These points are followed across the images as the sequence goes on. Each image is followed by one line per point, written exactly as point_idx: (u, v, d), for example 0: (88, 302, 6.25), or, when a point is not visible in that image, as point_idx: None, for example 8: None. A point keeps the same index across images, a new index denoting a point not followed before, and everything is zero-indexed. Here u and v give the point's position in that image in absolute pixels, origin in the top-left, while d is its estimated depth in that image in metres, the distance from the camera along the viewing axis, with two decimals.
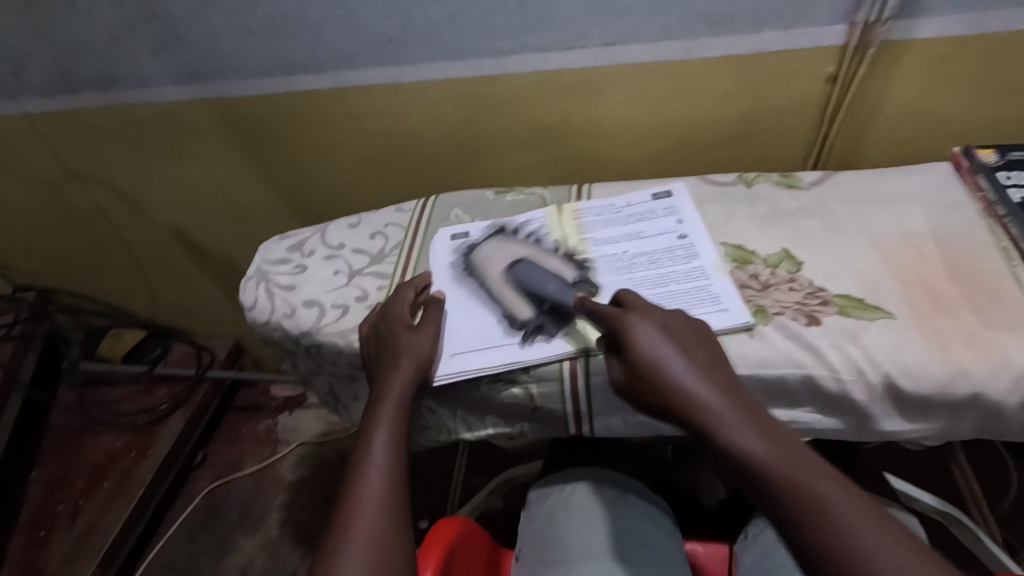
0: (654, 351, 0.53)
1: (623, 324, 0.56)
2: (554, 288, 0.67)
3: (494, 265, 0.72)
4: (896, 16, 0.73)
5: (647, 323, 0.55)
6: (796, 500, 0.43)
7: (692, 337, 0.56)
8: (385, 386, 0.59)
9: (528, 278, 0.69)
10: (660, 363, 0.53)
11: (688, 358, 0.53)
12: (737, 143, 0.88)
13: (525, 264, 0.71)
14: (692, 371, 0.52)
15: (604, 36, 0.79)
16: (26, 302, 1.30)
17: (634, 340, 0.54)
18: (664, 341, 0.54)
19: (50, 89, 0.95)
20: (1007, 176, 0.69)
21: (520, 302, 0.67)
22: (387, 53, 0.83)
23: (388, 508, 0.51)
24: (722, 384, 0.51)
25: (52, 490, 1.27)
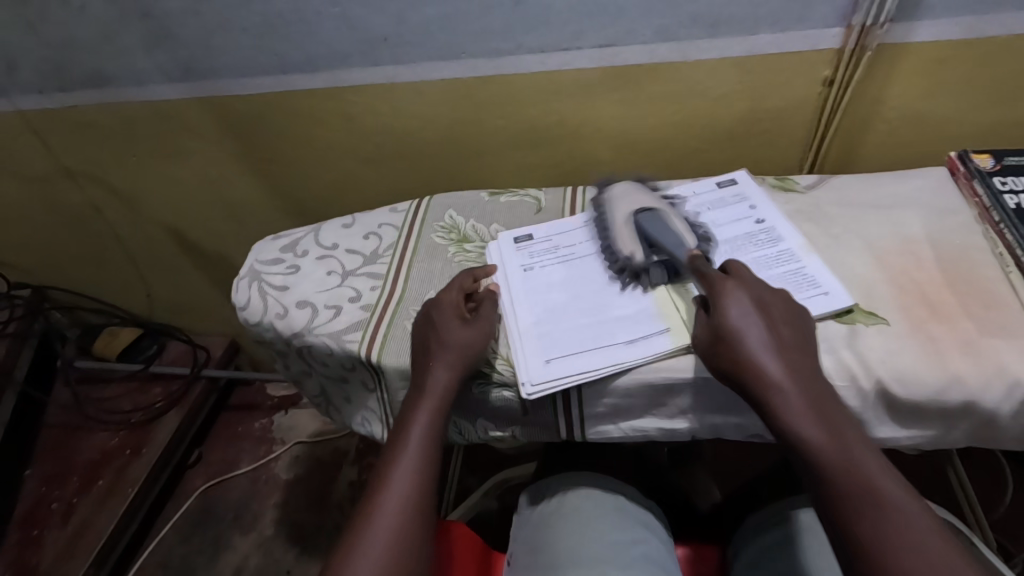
0: (742, 329, 0.53)
1: (719, 293, 0.56)
2: (675, 243, 0.65)
3: (621, 210, 0.69)
4: (893, 19, 0.73)
5: (741, 299, 0.55)
6: (855, 492, 0.46)
7: (785, 312, 0.55)
8: (427, 372, 0.60)
9: (649, 224, 0.67)
10: (745, 338, 0.53)
11: (775, 338, 0.53)
12: (734, 145, 0.88)
13: (659, 214, 0.68)
14: (777, 355, 0.52)
15: (599, 37, 0.78)
16: (21, 299, 1.30)
17: (725, 312, 0.54)
18: (756, 320, 0.54)
19: (44, 86, 0.95)
20: (1002, 181, 0.69)
21: (631, 245, 0.67)
22: (382, 53, 0.83)
23: (414, 498, 0.55)
24: (805, 370, 0.52)
25: (45, 487, 1.27)
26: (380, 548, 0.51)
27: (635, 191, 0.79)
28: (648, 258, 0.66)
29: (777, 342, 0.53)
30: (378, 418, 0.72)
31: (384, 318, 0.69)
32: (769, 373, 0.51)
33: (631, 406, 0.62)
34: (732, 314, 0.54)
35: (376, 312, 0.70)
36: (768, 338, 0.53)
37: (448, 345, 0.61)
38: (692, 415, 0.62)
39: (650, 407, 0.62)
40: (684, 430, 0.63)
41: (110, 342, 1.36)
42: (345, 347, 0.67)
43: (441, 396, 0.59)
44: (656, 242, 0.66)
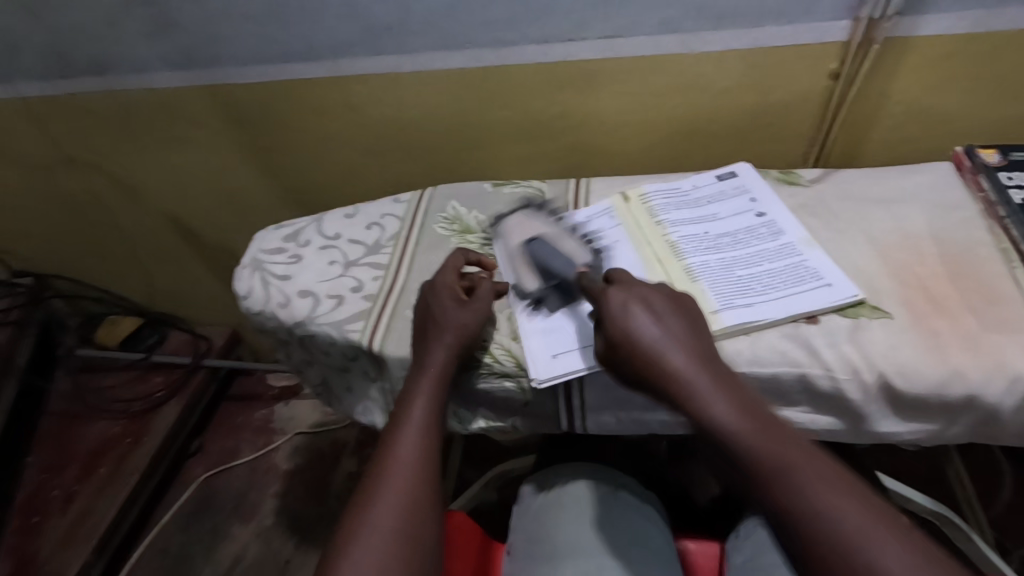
0: (636, 330, 0.53)
1: (603, 303, 0.56)
2: (563, 264, 0.67)
3: (515, 239, 0.73)
4: (900, 13, 0.72)
5: (632, 295, 0.56)
6: (772, 470, 0.45)
7: (676, 309, 0.56)
8: (428, 355, 0.61)
9: (541, 251, 0.69)
10: (642, 337, 0.53)
11: (669, 327, 0.54)
12: (737, 139, 0.88)
13: (541, 240, 0.71)
14: (673, 341, 0.53)
15: (604, 29, 0.78)
16: (23, 287, 1.30)
17: (614, 318, 0.55)
18: (653, 312, 0.55)
19: (46, 73, 0.95)
20: (1008, 176, 0.69)
21: (528, 276, 0.68)
22: (386, 42, 0.83)
23: (416, 475, 0.55)
24: (701, 356, 0.52)
25: (45, 474, 1.27)
26: (384, 526, 0.51)
27: (639, 183, 0.79)
28: (546, 285, 0.67)
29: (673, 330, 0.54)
30: (379, 408, 0.72)
31: (386, 308, 0.69)
32: (663, 360, 0.52)
33: (633, 398, 0.62)
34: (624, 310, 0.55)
35: (379, 302, 0.70)
36: (666, 326, 0.54)
37: (444, 325, 0.61)
38: None
39: (650, 400, 0.62)
40: (686, 422, 0.63)
41: (111, 331, 1.37)
42: (348, 337, 0.67)
43: (439, 378, 0.60)
44: (548, 269, 0.68)
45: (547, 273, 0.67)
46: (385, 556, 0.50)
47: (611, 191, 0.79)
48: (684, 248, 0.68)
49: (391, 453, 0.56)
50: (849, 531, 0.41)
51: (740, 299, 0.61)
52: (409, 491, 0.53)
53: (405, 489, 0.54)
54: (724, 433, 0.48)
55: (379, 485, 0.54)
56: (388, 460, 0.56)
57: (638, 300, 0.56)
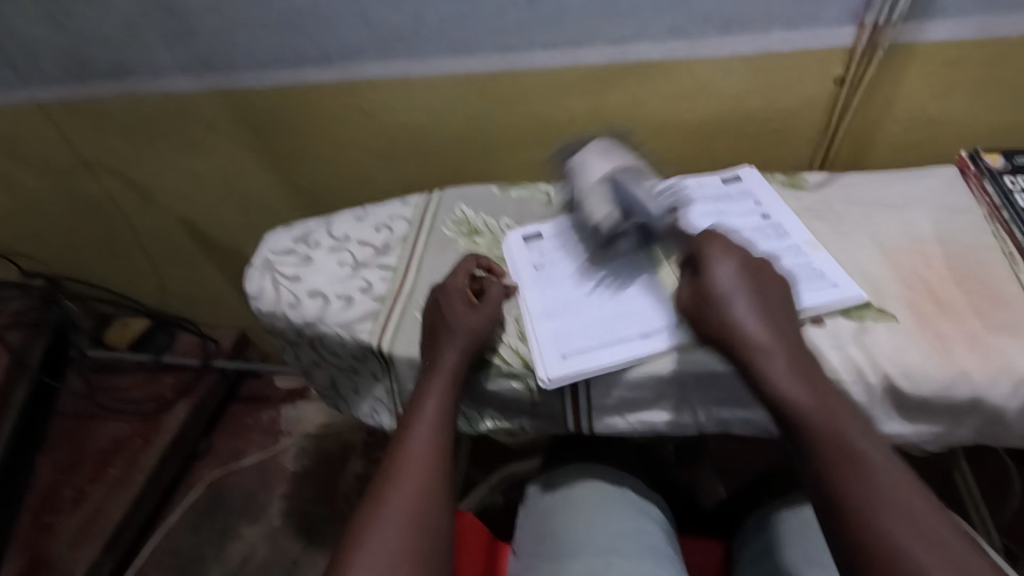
0: (728, 289, 0.55)
1: (707, 262, 0.57)
2: (650, 202, 0.65)
3: (592, 172, 0.69)
4: (906, 18, 0.73)
5: (725, 258, 0.57)
6: (834, 451, 0.46)
7: (771, 284, 0.57)
8: (439, 355, 0.61)
9: (626, 180, 0.65)
10: (730, 303, 0.54)
11: (757, 296, 0.55)
12: (743, 144, 0.88)
13: (628, 174, 0.67)
14: (757, 313, 0.54)
15: (612, 34, 0.79)
16: (36, 289, 1.32)
17: (711, 276, 0.56)
18: (738, 278, 0.55)
19: (63, 77, 0.96)
20: (1012, 180, 0.70)
21: (605, 206, 0.66)
22: (397, 47, 0.84)
23: (428, 473, 0.55)
24: (784, 330, 0.53)
25: (56, 474, 1.28)
26: (396, 521, 0.52)
27: None
28: (624, 222, 0.65)
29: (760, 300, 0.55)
30: (387, 408, 0.73)
31: (395, 309, 0.70)
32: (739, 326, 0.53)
33: (639, 400, 0.62)
34: (716, 274, 0.56)
35: (388, 303, 0.71)
36: (750, 297, 0.54)
37: (455, 327, 0.62)
38: (699, 407, 0.62)
39: (658, 401, 0.62)
40: (692, 424, 0.63)
41: (122, 333, 1.38)
42: (357, 337, 0.68)
43: (450, 380, 0.60)
44: (631, 203, 0.65)
45: (627, 207, 0.65)
46: (398, 551, 0.50)
47: None
48: (690, 250, 0.69)
49: (403, 451, 0.57)
50: (888, 507, 0.43)
51: None
52: (420, 489, 0.54)
53: (417, 485, 0.54)
54: (785, 402, 0.49)
55: (391, 483, 0.55)
56: (399, 459, 0.56)
57: (725, 265, 0.56)
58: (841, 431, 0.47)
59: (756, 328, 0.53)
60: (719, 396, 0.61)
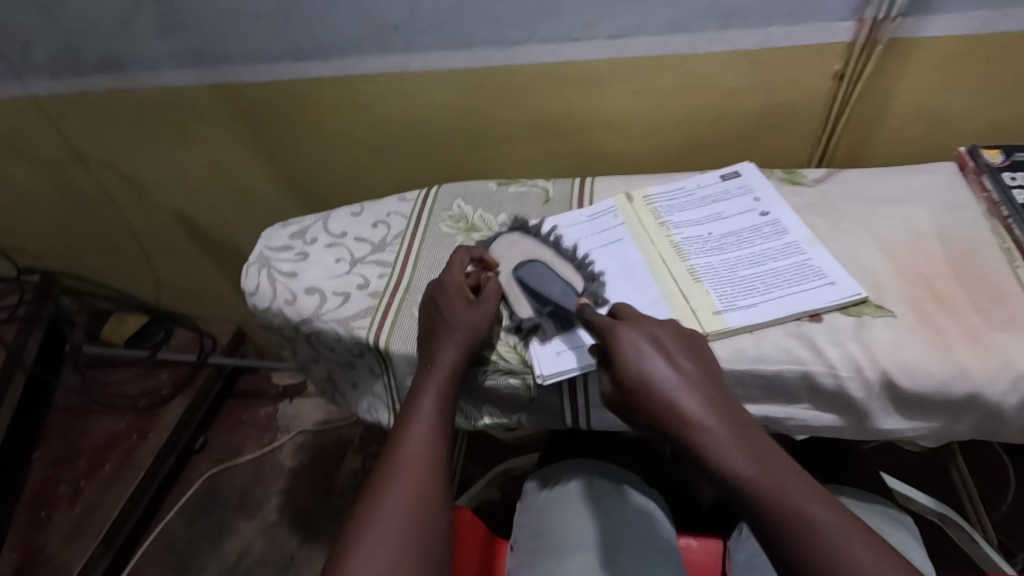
0: (644, 370, 0.52)
1: (613, 339, 0.55)
2: (555, 291, 0.66)
3: (500, 267, 0.70)
4: (905, 13, 0.73)
5: (630, 325, 0.56)
6: (795, 527, 0.43)
7: (684, 347, 0.55)
8: (436, 351, 0.61)
9: (528, 277, 0.68)
10: (656, 381, 0.52)
11: (671, 359, 0.53)
12: (742, 139, 0.88)
13: (534, 265, 0.69)
14: (681, 376, 0.52)
15: (610, 28, 0.78)
16: (31, 284, 1.31)
17: (621, 357, 0.54)
18: (660, 353, 0.53)
19: (57, 71, 0.96)
20: (1012, 177, 0.69)
21: (519, 300, 0.66)
22: (394, 41, 0.83)
23: (427, 467, 0.56)
24: (712, 391, 0.51)
25: (51, 469, 1.27)
26: (397, 514, 0.52)
27: (644, 183, 0.79)
28: (540, 310, 0.65)
29: (679, 363, 0.53)
30: (384, 405, 0.73)
31: (392, 305, 0.70)
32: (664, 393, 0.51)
33: None
34: (625, 342, 0.54)
35: (385, 299, 0.70)
36: (677, 368, 0.52)
37: (452, 324, 0.62)
38: None
39: None
40: None
41: (118, 328, 1.37)
42: (354, 333, 0.68)
43: (447, 376, 0.60)
44: (541, 293, 0.66)
45: (538, 297, 0.66)
46: (399, 544, 0.51)
47: (616, 191, 0.79)
48: (688, 247, 0.69)
49: (403, 445, 0.57)
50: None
51: (741, 300, 0.62)
52: (416, 487, 0.54)
53: (413, 484, 0.54)
54: (739, 478, 0.46)
55: (387, 480, 0.55)
56: (396, 456, 0.57)
57: (633, 330, 0.55)
58: (806, 504, 0.44)
59: (680, 394, 0.51)
60: None
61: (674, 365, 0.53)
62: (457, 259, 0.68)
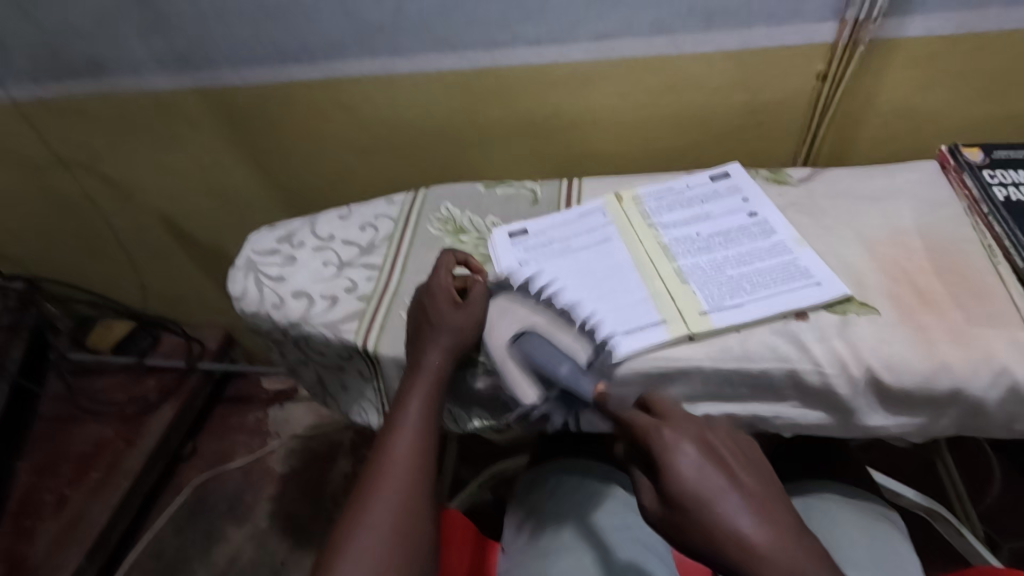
0: (703, 488, 0.41)
1: (667, 442, 0.44)
2: (565, 370, 0.57)
3: (495, 335, 0.63)
4: (886, 14, 0.74)
5: (684, 449, 0.43)
6: None
7: (743, 457, 0.44)
8: (423, 354, 0.61)
9: (531, 351, 0.59)
10: (713, 503, 0.41)
11: (738, 486, 0.42)
12: (728, 139, 0.89)
13: (533, 336, 0.60)
14: (753, 511, 0.40)
15: (596, 30, 0.79)
16: (15, 290, 1.30)
17: (675, 471, 0.42)
18: (705, 468, 0.42)
19: (39, 75, 0.95)
20: (991, 174, 0.70)
21: (526, 385, 0.60)
22: (380, 43, 0.83)
23: (413, 468, 0.56)
24: (777, 513, 0.41)
25: (37, 478, 1.26)
26: (383, 516, 0.53)
27: (634, 182, 0.80)
28: (546, 397, 0.59)
29: (741, 491, 0.41)
30: (374, 408, 0.73)
31: (381, 308, 0.70)
32: (744, 539, 0.39)
33: None
34: (683, 473, 0.42)
35: (373, 302, 0.70)
36: (733, 488, 0.41)
37: (440, 327, 0.62)
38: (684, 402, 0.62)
39: None
40: None
41: (104, 335, 1.36)
42: (342, 337, 0.68)
43: (433, 379, 0.60)
44: (546, 372, 0.58)
45: (546, 382, 0.59)
46: (385, 546, 0.51)
47: (605, 191, 0.80)
48: (676, 248, 0.69)
49: (389, 447, 0.57)
50: None
51: (728, 300, 0.62)
52: (404, 490, 0.54)
53: (401, 487, 0.55)
54: None
55: (375, 485, 0.55)
56: (384, 458, 0.57)
57: (688, 453, 0.43)
58: None
59: (761, 541, 0.39)
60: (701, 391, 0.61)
61: (746, 503, 0.41)
62: (439, 264, 0.68)
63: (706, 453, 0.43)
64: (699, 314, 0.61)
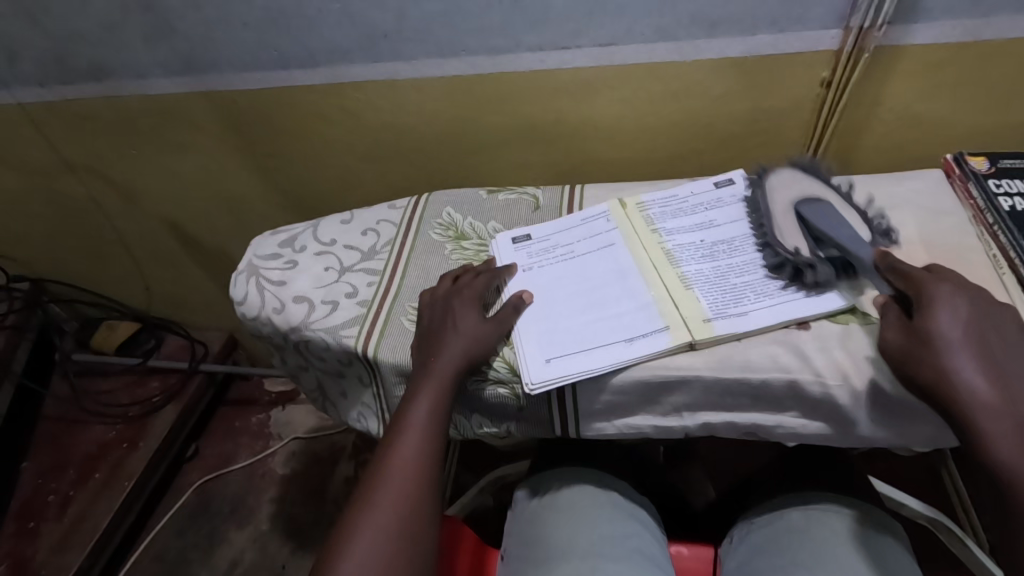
0: (950, 338, 0.50)
1: (928, 296, 0.52)
2: (847, 235, 0.61)
3: (781, 199, 0.67)
4: (892, 21, 0.73)
5: (951, 305, 0.51)
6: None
7: (994, 332, 0.51)
8: (439, 354, 0.61)
9: (813, 215, 0.63)
10: (948, 349, 0.49)
11: (981, 347, 0.49)
12: (731, 146, 0.88)
13: (827, 203, 0.64)
14: (988, 368, 0.48)
15: (599, 36, 0.78)
16: (20, 292, 1.30)
17: (935, 319, 0.51)
18: (961, 328, 0.50)
19: (44, 79, 0.95)
20: (997, 184, 0.69)
21: (795, 241, 0.64)
22: (383, 48, 0.83)
23: (420, 470, 0.56)
24: (1014, 378, 0.48)
25: (41, 480, 1.26)
26: (386, 518, 0.53)
27: (637, 189, 0.79)
28: (815, 252, 0.62)
29: (987, 357, 0.49)
30: (374, 414, 0.73)
31: (381, 314, 0.69)
32: (968, 384, 0.48)
33: (626, 404, 0.62)
34: (939, 324, 0.50)
35: (373, 307, 0.70)
36: (977, 351, 0.49)
37: (459, 333, 0.62)
38: (683, 410, 0.62)
39: (642, 405, 0.62)
40: (678, 427, 0.63)
41: (108, 336, 1.37)
42: (342, 342, 0.68)
43: (445, 381, 0.60)
44: (824, 236, 0.62)
45: (817, 241, 0.63)
46: (387, 548, 0.52)
47: (608, 198, 0.79)
48: (680, 255, 0.69)
49: (396, 446, 0.57)
50: None
51: (731, 307, 0.62)
52: (408, 496, 0.55)
53: (405, 494, 0.55)
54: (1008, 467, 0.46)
55: (380, 489, 0.55)
56: (391, 457, 0.57)
57: (955, 312, 0.51)
58: None
59: (987, 392, 0.48)
60: (700, 400, 0.61)
61: (983, 359, 0.49)
62: (470, 270, 0.70)
63: (968, 312, 0.51)
64: (702, 320, 0.61)
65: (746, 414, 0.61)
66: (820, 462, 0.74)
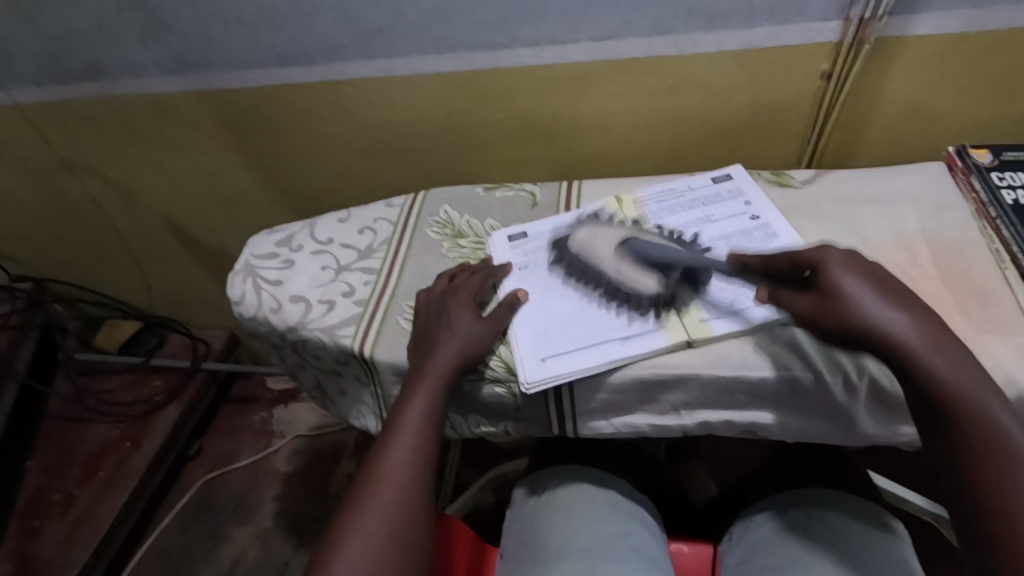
0: (855, 294, 0.50)
1: (823, 260, 0.53)
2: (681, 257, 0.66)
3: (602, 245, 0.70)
4: (892, 12, 0.72)
5: (841, 263, 0.52)
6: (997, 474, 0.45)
7: (888, 285, 0.52)
8: (434, 355, 0.61)
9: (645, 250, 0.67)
10: (858, 303, 0.50)
11: (893, 302, 0.50)
12: (730, 141, 0.87)
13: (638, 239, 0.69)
14: (909, 321, 0.49)
15: (595, 31, 0.78)
16: (23, 292, 1.31)
17: (835, 278, 0.51)
18: (865, 286, 0.51)
19: (41, 78, 0.95)
20: (1000, 177, 0.68)
21: (644, 276, 0.65)
22: (378, 45, 0.83)
23: (414, 473, 0.56)
24: (934, 327, 0.50)
25: (45, 479, 1.27)
26: (380, 521, 0.53)
27: (635, 186, 0.79)
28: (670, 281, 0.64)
29: (905, 310, 0.50)
30: (371, 413, 0.72)
31: (377, 313, 0.69)
32: (897, 340, 0.48)
33: (624, 403, 0.62)
34: (844, 283, 0.51)
35: (370, 307, 0.70)
36: (883, 300, 0.50)
37: (453, 332, 0.62)
38: (682, 409, 0.62)
39: (640, 404, 0.62)
40: (677, 425, 0.62)
41: (111, 335, 1.38)
42: (339, 342, 0.67)
43: (439, 383, 0.59)
44: (665, 264, 0.66)
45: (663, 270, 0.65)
46: (382, 552, 0.51)
47: (606, 194, 0.78)
48: None
49: (389, 450, 0.57)
50: None
51: (729, 305, 0.61)
52: (403, 500, 0.54)
53: (399, 494, 0.54)
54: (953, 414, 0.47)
55: (373, 492, 0.55)
56: (385, 459, 0.56)
57: (848, 272, 0.52)
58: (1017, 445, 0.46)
59: (910, 339, 0.48)
60: (698, 399, 0.60)
61: (896, 313, 0.49)
62: (465, 269, 0.69)
63: (863, 272, 0.52)
64: (698, 319, 0.60)
65: (744, 411, 0.60)
66: (823, 459, 0.74)
